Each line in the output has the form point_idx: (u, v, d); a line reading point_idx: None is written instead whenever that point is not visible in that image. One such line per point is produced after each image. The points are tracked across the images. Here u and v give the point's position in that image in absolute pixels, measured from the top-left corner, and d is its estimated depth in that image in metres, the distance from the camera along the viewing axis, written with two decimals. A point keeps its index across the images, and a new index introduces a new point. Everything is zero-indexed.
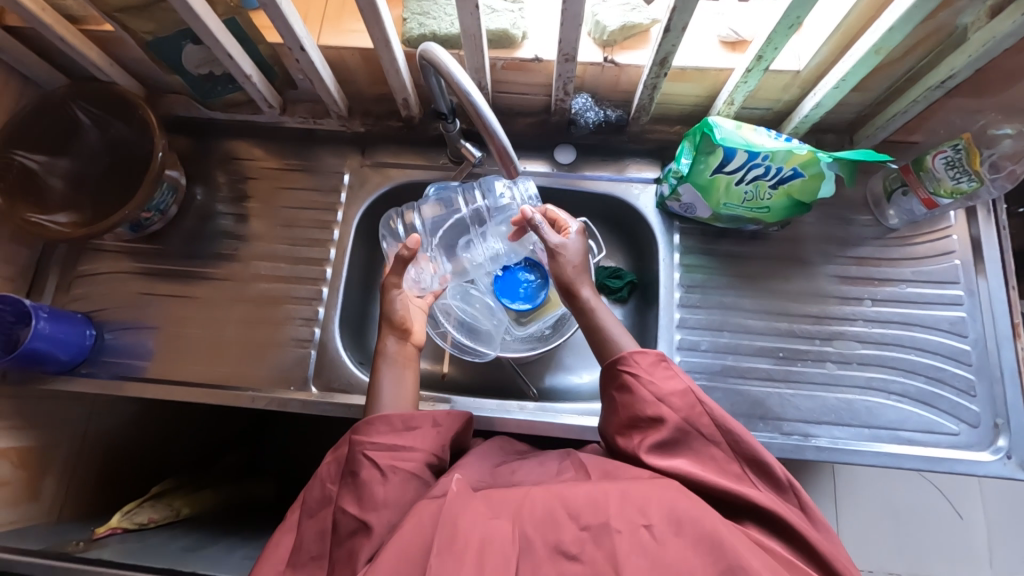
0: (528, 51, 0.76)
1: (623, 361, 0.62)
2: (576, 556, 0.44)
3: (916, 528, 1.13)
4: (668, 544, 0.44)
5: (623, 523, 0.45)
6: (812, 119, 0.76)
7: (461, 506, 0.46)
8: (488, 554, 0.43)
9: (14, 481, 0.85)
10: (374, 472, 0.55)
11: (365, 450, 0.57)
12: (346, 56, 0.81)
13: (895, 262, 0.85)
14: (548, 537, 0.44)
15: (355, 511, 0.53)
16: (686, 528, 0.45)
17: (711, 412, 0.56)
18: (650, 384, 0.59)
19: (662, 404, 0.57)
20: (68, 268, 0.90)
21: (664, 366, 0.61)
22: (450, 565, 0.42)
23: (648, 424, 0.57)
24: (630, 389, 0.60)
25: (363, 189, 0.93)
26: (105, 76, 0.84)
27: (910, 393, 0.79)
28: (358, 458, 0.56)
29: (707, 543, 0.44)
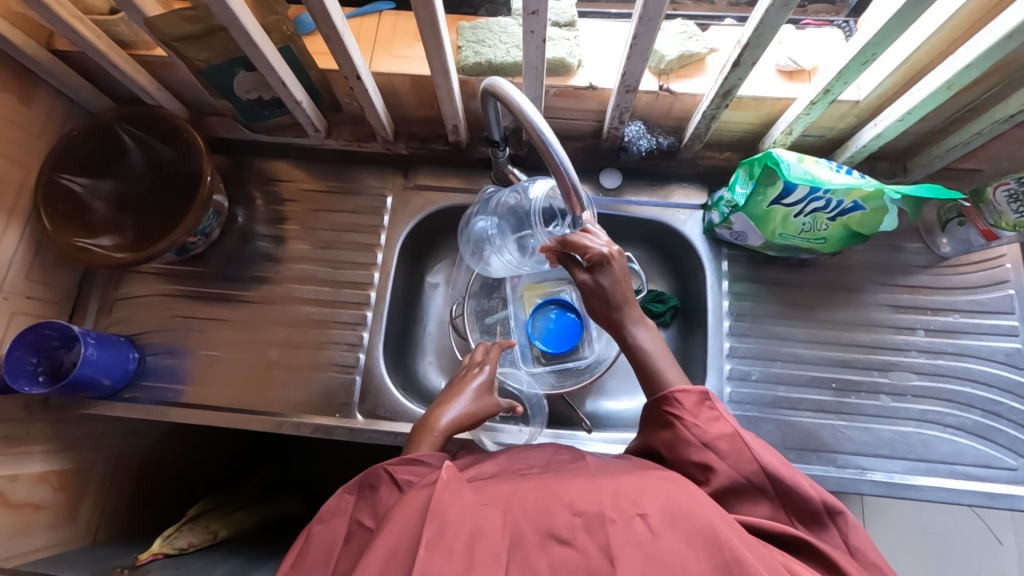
0: (582, 78, 0.75)
1: (668, 400, 0.60)
2: (568, 541, 0.43)
3: (965, 557, 1.09)
4: (663, 537, 0.42)
5: (617, 514, 0.43)
6: (870, 148, 0.74)
7: (452, 493, 0.45)
8: (479, 542, 0.42)
9: (51, 505, 0.79)
10: (391, 488, 0.55)
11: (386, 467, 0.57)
12: (396, 82, 0.81)
13: (948, 291, 0.83)
14: (540, 524, 0.43)
15: (369, 524, 0.52)
16: (680, 521, 0.43)
17: (760, 458, 0.53)
18: (696, 425, 0.57)
19: (709, 450, 0.55)
20: (110, 290, 0.89)
21: (709, 407, 0.58)
22: (440, 559, 0.40)
23: (695, 472, 0.55)
24: (674, 432, 0.58)
25: (406, 211, 0.92)
26: (152, 100, 0.83)
27: (966, 426, 0.78)
28: (377, 473, 0.57)
29: (703, 537, 0.42)
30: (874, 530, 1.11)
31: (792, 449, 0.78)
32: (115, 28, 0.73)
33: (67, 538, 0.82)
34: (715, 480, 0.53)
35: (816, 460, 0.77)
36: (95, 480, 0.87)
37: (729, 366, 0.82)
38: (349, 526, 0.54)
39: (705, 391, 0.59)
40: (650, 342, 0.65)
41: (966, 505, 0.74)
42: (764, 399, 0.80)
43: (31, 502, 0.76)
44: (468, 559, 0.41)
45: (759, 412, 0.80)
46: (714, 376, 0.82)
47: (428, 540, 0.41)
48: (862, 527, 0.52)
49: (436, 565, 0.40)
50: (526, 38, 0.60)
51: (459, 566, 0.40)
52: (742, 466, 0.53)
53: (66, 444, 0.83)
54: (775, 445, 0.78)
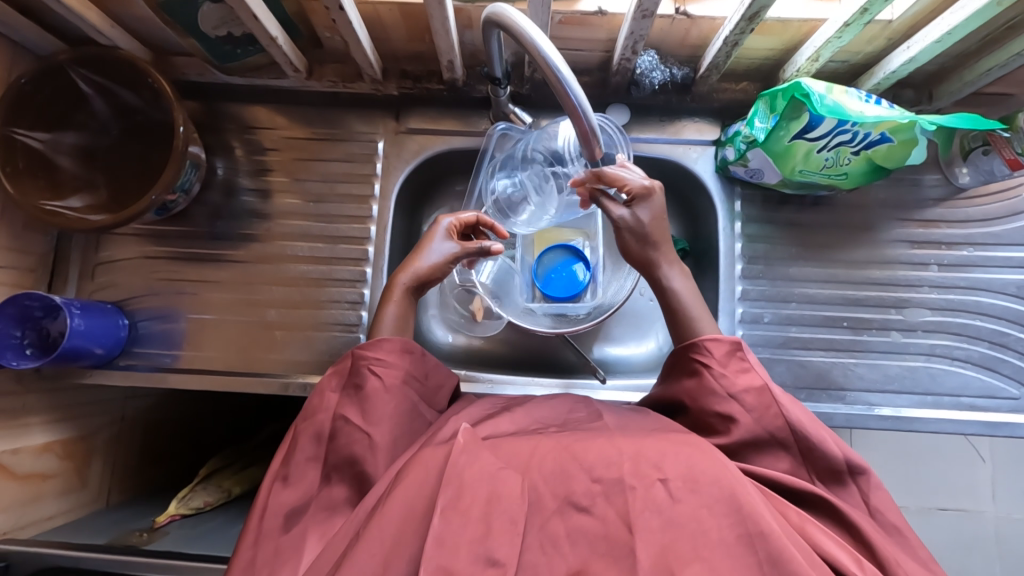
0: (591, 3, 0.68)
1: (694, 347, 0.59)
2: (586, 509, 0.42)
3: (956, 474, 1.14)
4: (683, 503, 0.41)
5: (637, 480, 0.42)
6: (899, 75, 0.69)
7: (469, 458, 0.42)
8: (496, 508, 0.41)
9: (60, 474, 0.78)
10: (376, 385, 0.57)
11: (369, 365, 0.58)
12: (383, 12, 0.73)
13: (965, 224, 0.81)
14: (559, 490, 0.42)
15: (357, 421, 0.54)
16: (702, 488, 0.41)
17: (788, 416, 0.52)
18: (723, 375, 0.56)
19: (733, 401, 0.54)
20: (89, 254, 0.84)
21: (739, 358, 0.57)
22: (457, 524, 0.39)
23: (716, 420, 0.55)
24: (701, 379, 0.57)
25: (400, 157, 0.86)
26: (107, 39, 0.74)
27: (973, 359, 0.79)
28: (362, 372, 0.58)
29: (726, 504, 0.40)
30: (867, 458, 1.15)
31: (803, 388, 0.78)
32: None
33: (80, 503, 0.81)
34: (738, 429, 0.53)
35: (826, 398, 0.78)
36: (101, 447, 0.85)
37: (741, 309, 0.81)
38: (333, 421, 0.55)
39: (736, 343, 0.58)
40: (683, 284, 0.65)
41: (967, 434, 0.76)
42: (775, 340, 0.80)
43: (37, 472, 0.74)
44: (485, 524, 0.40)
45: (771, 353, 0.79)
46: (727, 320, 0.80)
47: (444, 506, 0.39)
48: (883, 487, 0.52)
49: (452, 532, 0.39)
50: None
51: (476, 532, 0.39)
52: (766, 419, 0.53)
53: (66, 412, 0.80)
54: (786, 385, 0.78)
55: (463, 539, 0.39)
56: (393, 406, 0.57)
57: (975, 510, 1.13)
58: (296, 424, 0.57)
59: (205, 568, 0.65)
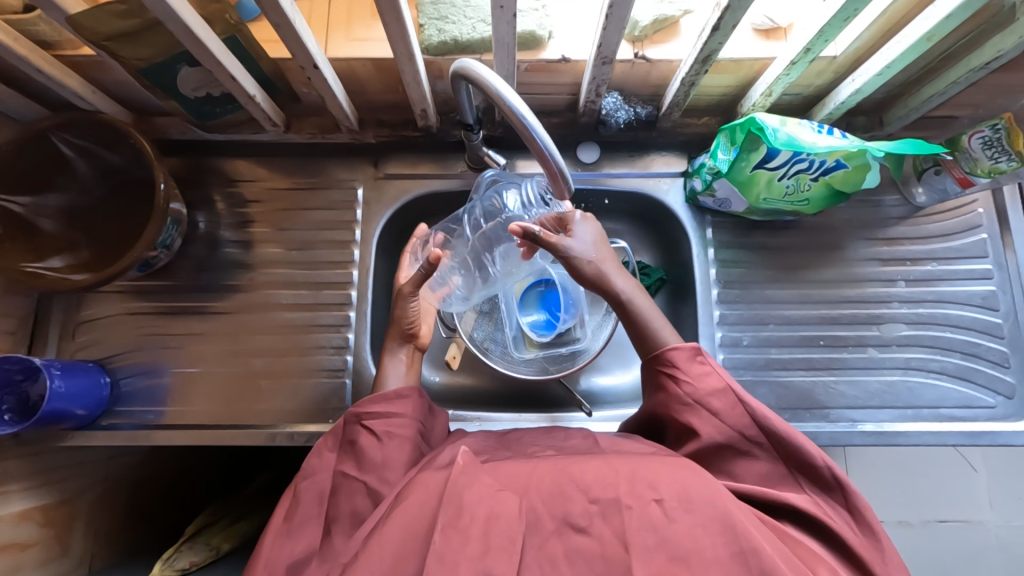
0: (554, 51, 0.72)
1: (661, 358, 0.62)
2: (585, 529, 0.41)
3: (948, 484, 1.15)
4: (679, 522, 0.41)
5: (633, 500, 0.42)
6: (849, 104, 0.73)
7: (469, 478, 0.44)
8: (495, 526, 0.41)
9: (40, 542, 0.76)
10: (372, 439, 0.58)
11: (363, 420, 0.60)
12: (357, 67, 0.76)
13: (927, 241, 0.85)
14: (557, 510, 0.42)
15: (356, 475, 0.55)
16: (698, 507, 0.42)
17: (750, 410, 0.55)
18: (686, 390, 0.58)
19: (700, 405, 0.57)
20: (71, 314, 0.84)
21: (701, 362, 0.60)
22: (456, 544, 0.39)
23: (685, 426, 0.57)
24: (669, 393, 0.60)
25: (379, 202, 0.88)
26: (89, 104, 0.76)
27: (948, 370, 0.81)
28: (357, 427, 0.59)
29: (721, 522, 0.41)
30: (859, 474, 1.15)
31: (786, 408, 0.79)
32: (34, 28, 0.66)
33: (61, 571, 0.78)
34: (701, 436, 0.55)
35: (810, 417, 0.79)
36: (83, 512, 0.83)
37: (721, 333, 0.82)
38: (334, 478, 0.56)
39: (697, 347, 0.61)
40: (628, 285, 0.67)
41: (951, 446, 0.77)
42: (756, 362, 0.81)
43: (15, 542, 0.72)
44: (483, 542, 0.40)
45: (753, 376, 0.81)
46: (708, 346, 0.82)
47: (445, 523, 0.40)
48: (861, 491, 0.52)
49: (451, 550, 0.39)
50: (495, 14, 0.56)
51: (475, 551, 0.39)
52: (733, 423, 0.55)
53: (45, 477, 0.79)
54: (771, 406, 0.79)
55: (463, 557, 0.39)
56: (398, 455, 0.57)
57: (972, 520, 1.14)
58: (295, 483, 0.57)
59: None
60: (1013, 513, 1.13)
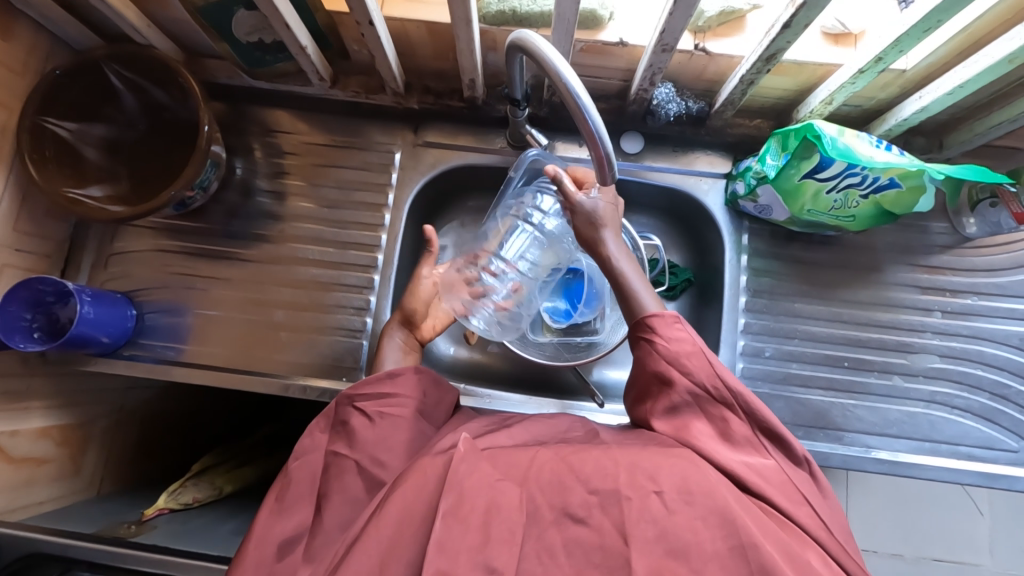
0: (613, 33, 0.70)
1: (642, 322, 0.59)
2: (582, 519, 0.41)
3: (951, 523, 1.13)
4: (678, 514, 0.41)
5: (633, 491, 0.42)
6: (911, 123, 0.70)
7: (469, 466, 0.43)
8: (495, 517, 0.41)
9: (56, 460, 0.78)
10: (362, 418, 0.58)
11: (354, 402, 0.60)
12: (411, 29, 0.75)
13: (970, 273, 0.82)
14: (556, 500, 0.42)
15: (347, 453, 0.56)
16: (697, 499, 0.41)
17: (723, 377, 0.54)
18: (661, 351, 0.56)
19: (676, 369, 0.55)
20: (104, 245, 0.85)
21: (679, 329, 0.57)
22: (456, 531, 0.40)
23: (660, 388, 0.55)
24: (645, 355, 0.58)
25: (416, 169, 0.87)
26: (142, 38, 0.77)
27: (973, 409, 0.79)
28: (348, 409, 0.59)
29: (719, 515, 0.41)
30: (861, 501, 1.13)
31: (800, 426, 0.78)
32: None
33: (72, 491, 0.80)
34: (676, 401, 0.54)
35: (823, 438, 0.78)
36: (96, 437, 0.85)
37: (744, 342, 0.81)
38: (326, 458, 0.57)
39: (676, 316, 0.58)
40: (617, 249, 0.65)
41: (965, 485, 0.76)
42: (776, 376, 0.80)
43: (32, 457, 0.74)
44: (484, 533, 0.40)
45: (770, 389, 0.79)
46: (728, 353, 0.81)
47: (445, 511, 0.40)
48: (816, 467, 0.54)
49: (451, 538, 0.39)
50: None
51: (475, 541, 0.40)
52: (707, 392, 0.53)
53: (64, 398, 0.81)
54: (785, 423, 0.78)
55: (463, 546, 0.39)
56: (392, 435, 0.57)
57: (970, 563, 1.12)
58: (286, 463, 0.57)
59: (198, 569, 0.64)
60: (1014, 562, 1.11)
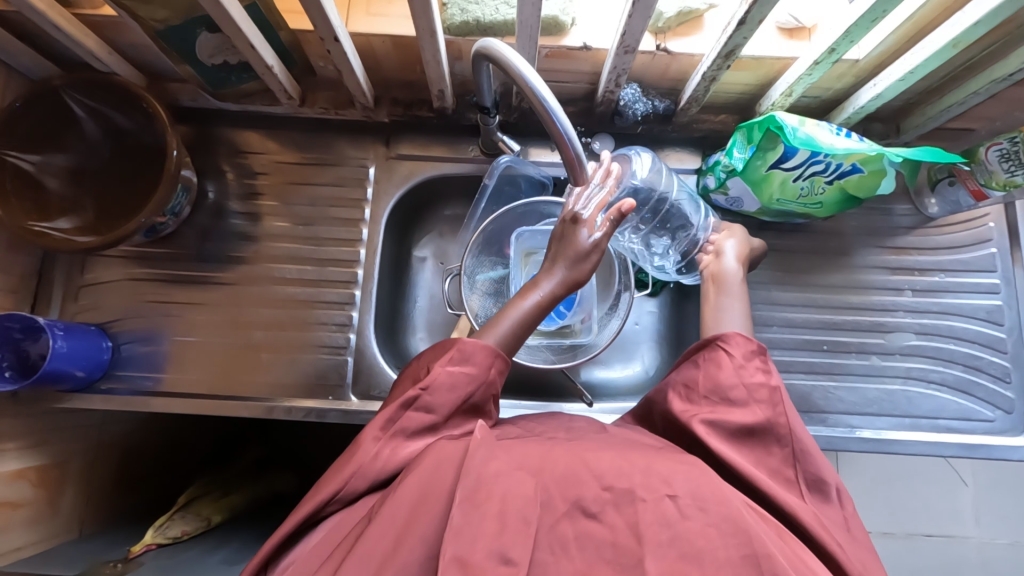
0: (575, 38, 0.71)
1: (721, 340, 0.60)
2: (596, 515, 0.41)
3: (939, 497, 1.15)
4: (691, 520, 0.40)
5: (647, 493, 0.42)
6: (868, 110, 0.73)
7: (486, 453, 0.44)
8: (511, 506, 0.40)
9: (33, 501, 0.76)
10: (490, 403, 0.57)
11: (497, 381, 0.57)
12: (376, 43, 0.76)
13: (935, 251, 0.84)
14: (570, 493, 0.42)
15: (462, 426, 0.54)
16: (711, 506, 0.41)
17: (790, 421, 0.55)
18: (734, 365, 0.58)
19: (744, 392, 0.56)
20: (74, 277, 0.83)
21: (760, 361, 0.59)
22: (476, 518, 0.39)
23: (722, 402, 0.56)
24: (716, 365, 0.59)
25: (390, 181, 0.87)
26: (103, 65, 0.76)
27: (948, 381, 0.81)
28: (491, 384, 0.57)
29: (731, 523, 0.40)
30: (851, 483, 1.15)
31: None
32: None
33: (51, 533, 0.78)
34: (737, 417, 0.54)
35: (807, 421, 0.79)
36: (75, 476, 0.83)
37: None
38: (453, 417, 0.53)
39: (759, 348, 0.60)
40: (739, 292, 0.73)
41: (946, 456, 0.78)
42: None
43: (8, 500, 0.72)
44: (500, 521, 0.39)
45: None
46: None
47: (463, 496, 0.40)
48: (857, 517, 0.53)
49: (470, 525, 0.39)
50: None
51: (492, 528, 0.39)
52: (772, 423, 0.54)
53: (40, 437, 0.78)
54: None
55: (482, 533, 0.39)
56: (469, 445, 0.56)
57: (960, 535, 1.14)
58: (427, 379, 0.53)
59: None
60: (1001, 531, 1.14)
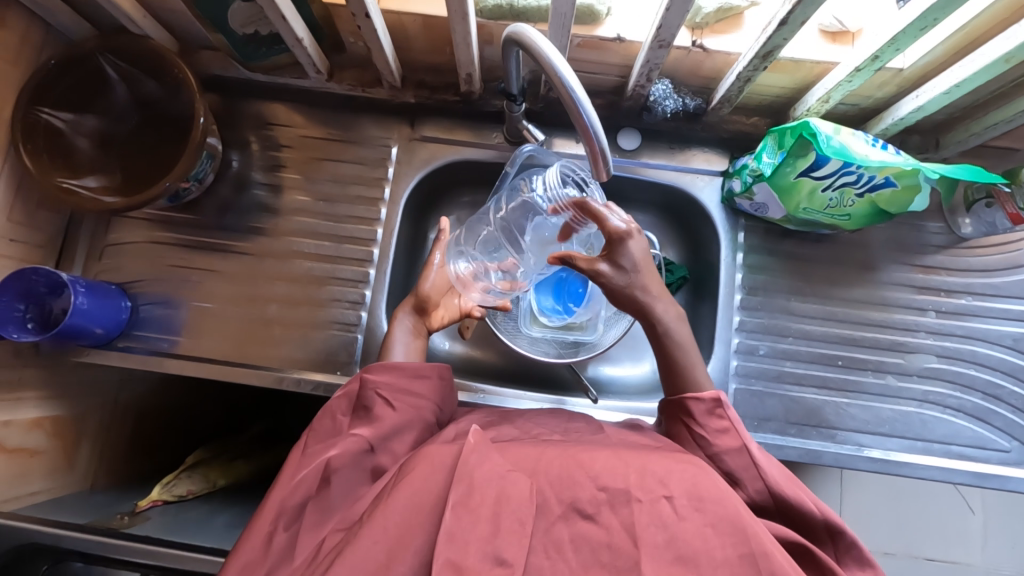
0: (609, 29, 0.70)
1: (682, 407, 0.60)
2: (592, 516, 0.41)
3: (944, 522, 1.13)
4: (688, 521, 0.40)
5: (643, 493, 0.41)
6: (908, 122, 0.70)
7: (480, 456, 0.43)
8: (506, 508, 0.40)
9: (48, 451, 0.78)
10: (386, 407, 0.57)
11: (378, 389, 0.58)
12: (407, 23, 0.75)
13: (965, 273, 0.82)
14: (565, 495, 0.42)
15: (366, 435, 0.54)
16: (707, 506, 0.40)
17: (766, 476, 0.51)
18: (699, 437, 0.57)
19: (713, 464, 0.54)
20: (99, 237, 0.85)
21: (720, 416, 0.57)
22: (467, 522, 0.39)
23: None
24: (684, 442, 0.58)
25: (412, 163, 0.87)
26: (138, 29, 0.76)
27: (966, 408, 0.79)
28: (371, 395, 0.58)
29: (730, 523, 0.40)
30: (854, 500, 1.14)
31: (793, 424, 0.78)
32: None
33: (65, 483, 0.81)
34: None
35: (815, 435, 0.78)
36: (90, 430, 0.85)
37: (738, 340, 0.81)
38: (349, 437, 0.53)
39: (717, 399, 0.58)
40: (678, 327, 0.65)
41: (956, 484, 0.76)
42: (770, 373, 0.80)
43: (25, 448, 0.74)
44: (494, 523, 0.40)
45: (764, 386, 0.80)
46: (722, 351, 0.81)
47: (457, 500, 0.40)
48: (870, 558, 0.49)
49: (462, 529, 0.39)
50: None
51: (484, 532, 0.39)
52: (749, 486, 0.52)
53: (58, 389, 0.81)
54: (779, 420, 0.78)
55: (474, 536, 0.39)
56: (405, 428, 0.57)
57: (962, 561, 1.12)
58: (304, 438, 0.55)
59: (193, 560, 0.64)
60: (1004, 561, 1.12)
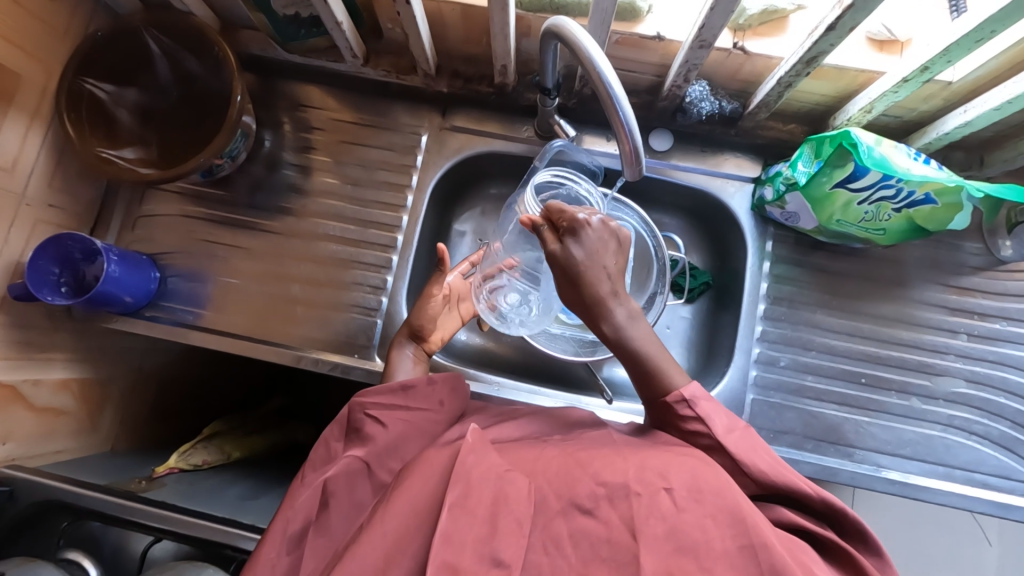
0: (650, 27, 0.69)
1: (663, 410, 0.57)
2: (590, 511, 0.41)
3: (959, 550, 1.10)
4: (688, 512, 0.39)
5: (643, 487, 0.41)
6: (952, 137, 0.68)
7: (477, 457, 0.44)
8: (504, 508, 0.41)
9: (74, 412, 0.80)
10: (378, 426, 0.57)
11: (366, 409, 0.58)
12: (446, 11, 0.75)
13: (1001, 297, 0.79)
14: (563, 491, 0.42)
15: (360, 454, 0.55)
16: (707, 497, 0.40)
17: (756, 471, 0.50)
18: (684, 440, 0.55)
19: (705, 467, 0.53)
20: (133, 208, 0.87)
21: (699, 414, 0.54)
22: (465, 522, 0.39)
23: None
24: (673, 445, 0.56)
25: (441, 152, 0.87)
26: (182, 6, 0.78)
27: (992, 436, 0.77)
28: (361, 416, 0.57)
29: (730, 514, 0.39)
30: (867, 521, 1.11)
31: (811, 439, 0.77)
32: None
33: (87, 445, 0.83)
34: None
35: (833, 452, 0.77)
36: (114, 394, 0.87)
37: (759, 349, 0.80)
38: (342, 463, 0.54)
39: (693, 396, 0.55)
40: None
41: (976, 512, 0.74)
42: (790, 386, 0.79)
43: (53, 408, 0.77)
44: (491, 525, 0.40)
45: (783, 399, 0.78)
46: (742, 361, 0.79)
47: (453, 502, 0.40)
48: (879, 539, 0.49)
49: (460, 530, 0.39)
50: None
51: (482, 532, 0.39)
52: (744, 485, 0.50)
53: (87, 353, 0.83)
54: (796, 434, 0.77)
55: (471, 537, 0.39)
56: (404, 440, 0.58)
57: None
58: (299, 475, 0.55)
59: (205, 528, 0.66)
60: None
